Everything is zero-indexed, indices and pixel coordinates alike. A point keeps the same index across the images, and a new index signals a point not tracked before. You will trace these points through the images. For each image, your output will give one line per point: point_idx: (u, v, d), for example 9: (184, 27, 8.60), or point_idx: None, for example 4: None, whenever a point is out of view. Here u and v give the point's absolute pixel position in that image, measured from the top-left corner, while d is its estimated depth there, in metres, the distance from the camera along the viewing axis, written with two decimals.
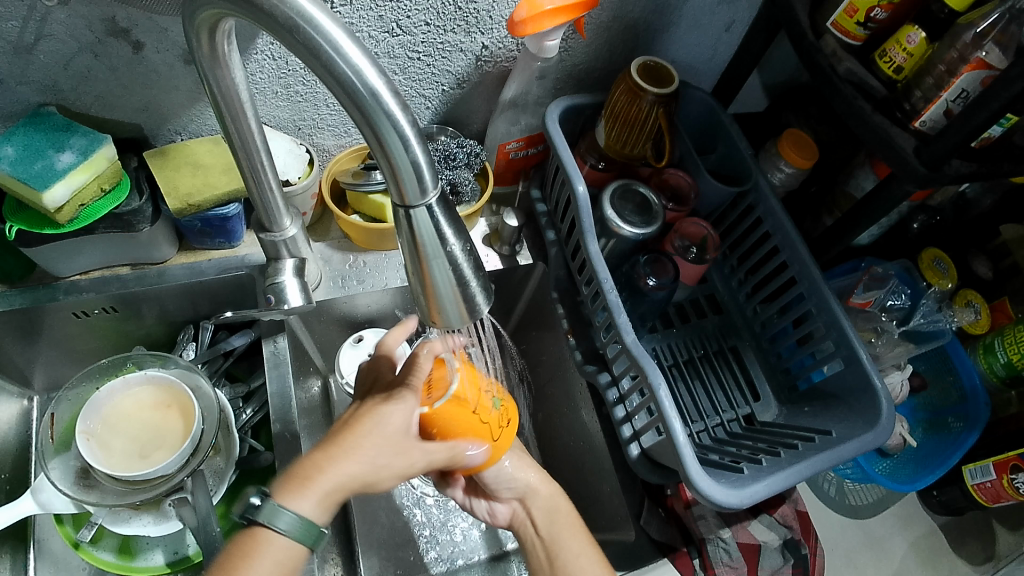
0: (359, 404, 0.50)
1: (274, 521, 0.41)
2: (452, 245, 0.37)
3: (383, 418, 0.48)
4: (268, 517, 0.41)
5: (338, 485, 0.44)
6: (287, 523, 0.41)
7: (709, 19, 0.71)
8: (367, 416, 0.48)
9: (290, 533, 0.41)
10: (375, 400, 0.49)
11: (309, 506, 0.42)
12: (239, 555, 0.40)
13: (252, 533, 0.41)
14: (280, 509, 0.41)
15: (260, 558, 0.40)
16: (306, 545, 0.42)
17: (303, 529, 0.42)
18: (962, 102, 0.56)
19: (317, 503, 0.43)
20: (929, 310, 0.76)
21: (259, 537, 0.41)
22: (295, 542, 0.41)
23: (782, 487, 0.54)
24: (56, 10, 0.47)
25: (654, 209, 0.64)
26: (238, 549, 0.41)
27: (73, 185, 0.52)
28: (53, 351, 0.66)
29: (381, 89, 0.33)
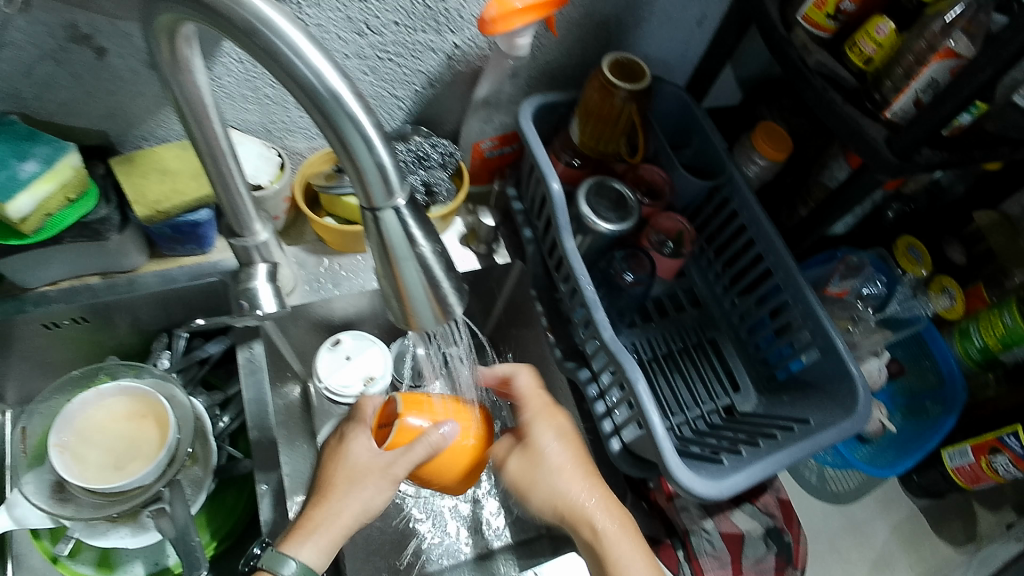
0: (335, 443, 0.55)
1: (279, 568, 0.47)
2: (422, 247, 0.37)
3: (346, 457, 0.53)
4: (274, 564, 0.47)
5: (329, 528, 0.51)
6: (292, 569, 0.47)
7: (680, 14, 0.71)
8: (343, 458, 0.53)
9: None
10: (348, 440, 0.54)
11: (308, 553, 0.49)
12: None
13: None
14: (284, 558, 0.48)
15: None
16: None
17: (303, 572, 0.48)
18: (930, 92, 0.57)
19: (313, 548, 0.49)
20: (904, 296, 0.78)
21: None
22: None
23: (762, 477, 0.55)
24: (14, 18, 0.46)
25: (630, 205, 0.64)
26: None
27: (38, 195, 0.51)
28: (25, 364, 0.65)
29: (342, 91, 0.33)
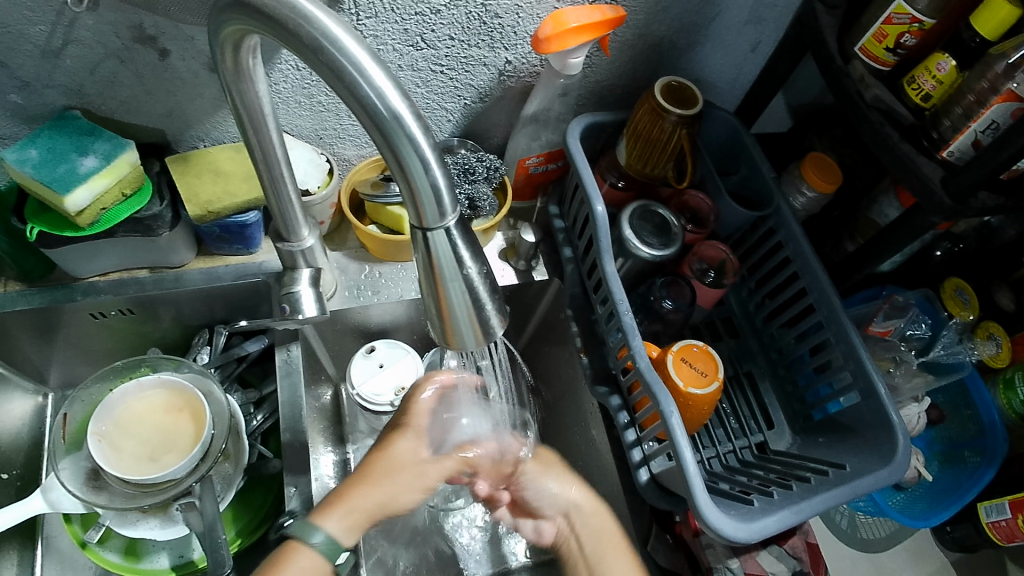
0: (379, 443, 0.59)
1: (309, 537, 0.48)
2: (469, 269, 0.37)
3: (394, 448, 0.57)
4: (305, 533, 0.48)
5: (361, 505, 0.52)
6: (320, 540, 0.48)
7: (735, 39, 0.71)
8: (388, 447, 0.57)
9: (319, 548, 0.48)
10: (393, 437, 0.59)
11: (336, 525, 0.50)
12: (276, 563, 0.46)
13: (290, 544, 0.48)
14: (314, 528, 0.48)
15: (291, 565, 0.46)
16: (332, 563, 0.48)
17: (331, 545, 0.48)
18: (991, 134, 0.55)
19: (341, 520, 0.50)
20: (949, 342, 0.74)
21: (294, 550, 0.47)
22: (322, 556, 0.47)
23: (792, 522, 0.52)
24: (84, 16, 0.48)
25: (673, 231, 0.63)
26: (276, 557, 0.46)
27: (96, 189, 0.53)
28: (69, 350, 0.67)
29: (403, 111, 0.33)
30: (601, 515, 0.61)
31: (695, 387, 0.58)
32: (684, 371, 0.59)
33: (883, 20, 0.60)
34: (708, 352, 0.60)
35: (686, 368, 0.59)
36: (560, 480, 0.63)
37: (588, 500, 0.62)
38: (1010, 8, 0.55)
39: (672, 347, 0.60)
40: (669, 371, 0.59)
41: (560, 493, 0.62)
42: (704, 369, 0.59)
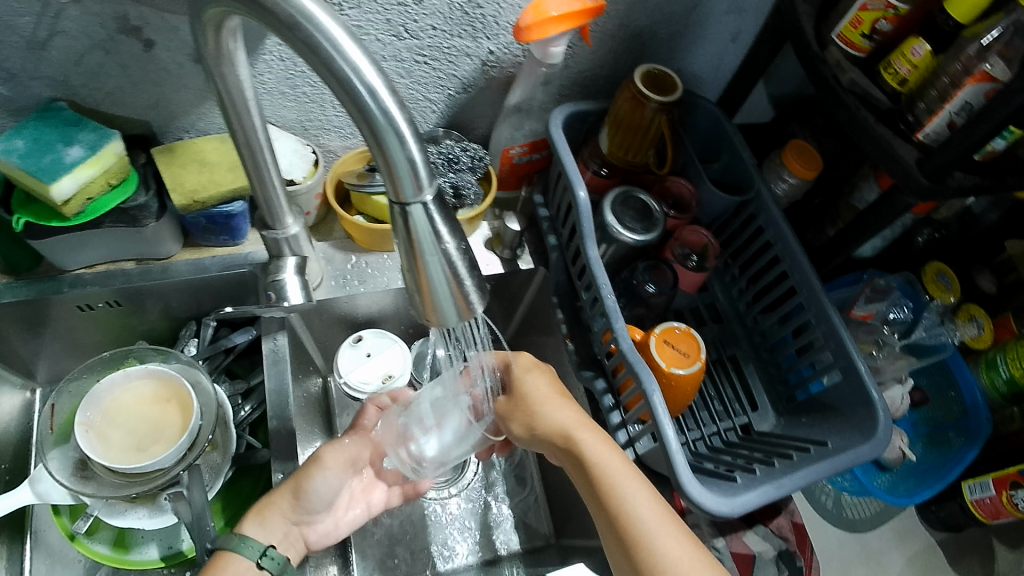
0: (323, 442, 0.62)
1: (233, 545, 0.52)
2: (447, 243, 0.38)
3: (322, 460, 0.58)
4: (232, 543, 0.52)
5: (274, 514, 0.55)
6: (244, 545, 0.52)
7: (715, 29, 0.72)
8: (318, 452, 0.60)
9: (248, 554, 0.51)
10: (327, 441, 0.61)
11: (252, 531, 0.54)
12: (204, 574, 0.50)
13: (218, 556, 0.52)
14: (235, 537, 0.52)
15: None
16: (254, 561, 0.51)
17: (252, 548, 0.52)
18: (965, 114, 0.56)
19: (257, 527, 0.54)
20: (931, 324, 0.75)
21: (226, 558, 0.51)
22: (245, 559, 0.51)
23: (774, 497, 0.53)
24: (69, 7, 0.49)
25: (656, 216, 0.64)
26: (205, 570, 0.51)
27: (81, 179, 0.53)
28: (58, 343, 0.67)
29: (379, 87, 0.34)
30: (594, 435, 0.55)
31: (679, 367, 0.59)
32: (668, 353, 0.60)
33: (857, 6, 0.61)
34: (691, 333, 0.61)
35: (669, 348, 0.60)
36: (542, 405, 0.57)
37: (576, 422, 0.56)
38: None
39: (655, 329, 0.61)
40: (652, 351, 0.60)
41: (551, 418, 0.56)
42: (687, 351, 0.60)
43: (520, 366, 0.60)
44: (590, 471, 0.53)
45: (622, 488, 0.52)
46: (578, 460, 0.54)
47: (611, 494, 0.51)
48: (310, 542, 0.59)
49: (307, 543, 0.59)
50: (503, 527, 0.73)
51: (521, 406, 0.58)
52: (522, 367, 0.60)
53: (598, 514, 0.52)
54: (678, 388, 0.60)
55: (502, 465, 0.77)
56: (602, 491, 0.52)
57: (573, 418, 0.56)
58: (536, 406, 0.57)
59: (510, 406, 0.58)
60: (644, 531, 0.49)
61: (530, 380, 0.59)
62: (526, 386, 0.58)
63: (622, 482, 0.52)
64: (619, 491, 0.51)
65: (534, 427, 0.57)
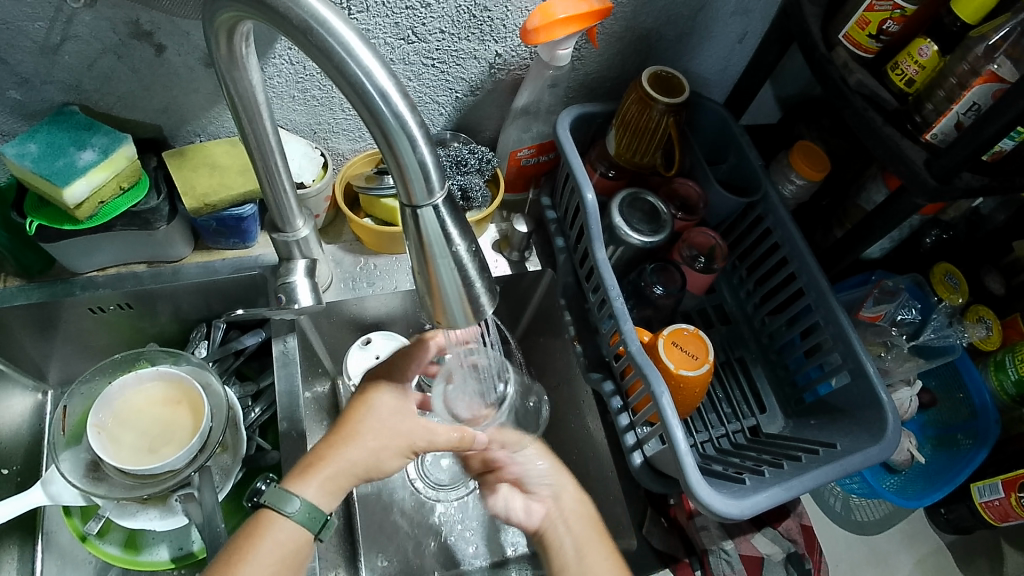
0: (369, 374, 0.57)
1: (286, 507, 0.49)
2: (458, 246, 0.38)
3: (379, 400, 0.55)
4: (282, 503, 0.49)
5: (339, 473, 0.52)
6: (298, 511, 0.49)
7: (721, 30, 0.72)
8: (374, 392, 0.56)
9: (296, 518, 0.49)
10: (382, 376, 0.57)
11: (314, 492, 0.50)
12: (252, 534, 0.48)
13: (264, 515, 0.49)
14: (290, 496, 0.49)
15: (266, 539, 0.48)
16: (311, 532, 0.49)
17: (309, 516, 0.49)
18: (973, 115, 0.56)
19: (321, 489, 0.51)
20: (939, 325, 0.75)
21: (271, 520, 0.48)
22: (301, 526, 0.49)
23: (783, 499, 0.53)
24: (81, 12, 0.49)
25: (663, 218, 0.64)
26: (251, 528, 0.48)
27: (94, 182, 0.54)
28: (69, 346, 0.68)
29: (390, 91, 0.34)
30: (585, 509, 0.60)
31: (687, 369, 0.59)
32: (676, 355, 0.60)
33: (865, 7, 0.61)
34: (699, 335, 0.61)
35: (676, 351, 0.60)
36: (552, 472, 0.62)
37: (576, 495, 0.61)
38: None
39: (663, 332, 0.61)
40: (660, 353, 0.60)
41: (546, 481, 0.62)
42: (695, 352, 0.60)
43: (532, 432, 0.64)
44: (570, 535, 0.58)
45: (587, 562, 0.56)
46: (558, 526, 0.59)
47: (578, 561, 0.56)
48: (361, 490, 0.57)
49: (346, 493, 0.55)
50: (511, 528, 0.73)
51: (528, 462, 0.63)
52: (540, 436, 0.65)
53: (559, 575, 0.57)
54: (685, 391, 0.60)
55: None
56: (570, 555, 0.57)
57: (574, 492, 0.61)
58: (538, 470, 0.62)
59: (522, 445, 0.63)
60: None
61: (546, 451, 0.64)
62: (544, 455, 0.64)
63: (597, 555, 0.57)
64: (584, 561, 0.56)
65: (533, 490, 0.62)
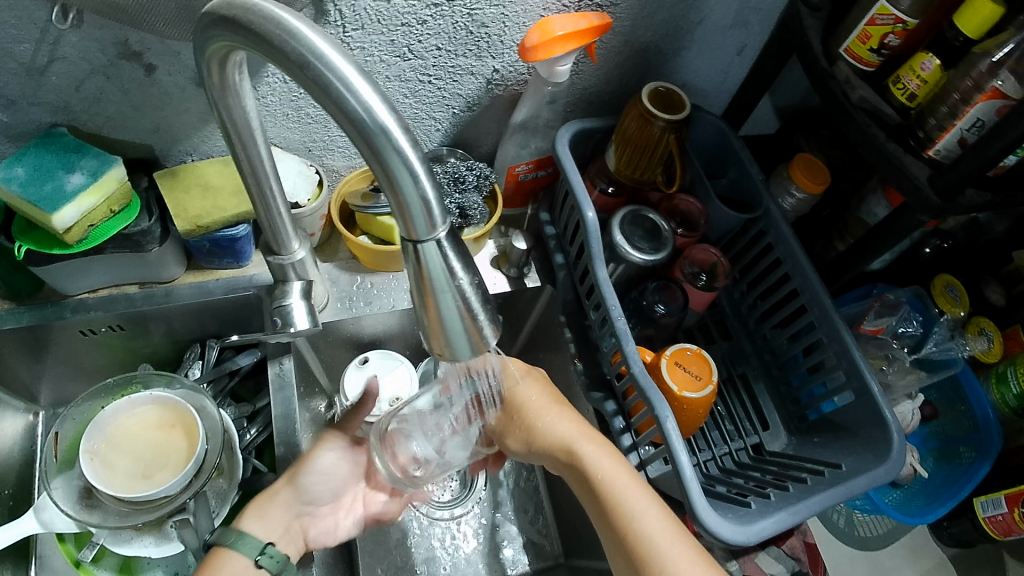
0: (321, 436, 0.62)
1: (229, 541, 0.51)
2: (461, 279, 0.37)
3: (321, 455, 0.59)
4: (230, 540, 0.51)
5: (268, 503, 0.55)
6: (240, 542, 0.51)
7: (721, 42, 0.71)
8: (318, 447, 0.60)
9: (246, 551, 0.51)
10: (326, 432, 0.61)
11: (252, 523, 0.53)
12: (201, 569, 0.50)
13: (214, 552, 0.51)
14: (231, 533, 0.52)
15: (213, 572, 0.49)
16: (252, 559, 0.51)
17: (251, 545, 0.51)
18: (976, 131, 0.56)
19: (255, 519, 0.53)
20: (941, 338, 0.75)
21: (223, 556, 0.50)
22: (243, 555, 0.51)
23: (789, 524, 0.53)
24: (68, 34, 0.48)
25: (664, 235, 0.64)
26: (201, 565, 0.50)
27: (83, 207, 0.52)
28: (60, 367, 0.67)
29: (391, 125, 0.33)
30: (596, 446, 0.55)
31: (692, 390, 0.59)
32: (678, 375, 0.59)
33: (866, 21, 0.60)
34: (702, 356, 0.61)
35: (680, 371, 0.59)
36: (540, 416, 0.58)
37: (578, 433, 0.56)
38: (992, 7, 0.56)
39: (666, 351, 0.60)
40: (663, 374, 0.59)
41: (551, 430, 0.57)
42: (699, 372, 0.60)
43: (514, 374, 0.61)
44: (591, 483, 0.53)
45: (629, 509, 0.51)
46: (578, 474, 0.54)
47: (615, 507, 0.51)
48: (311, 538, 0.58)
49: (307, 539, 0.57)
50: (512, 547, 0.73)
51: (519, 417, 0.59)
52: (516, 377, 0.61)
53: (603, 526, 0.52)
54: (689, 412, 0.59)
55: (510, 483, 0.77)
56: (609, 509, 0.51)
57: (574, 429, 0.57)
58: (534, 416, 0.58)
59: (506, 417, 0.60)
60: (654, 549, 0.48)
61: (525, 391, 0.60)
62: (521, 395, 0.60)
63: (635, 501, 0.51)
64: (626, 503, 0.51)
65: (532, 439, 0.58)
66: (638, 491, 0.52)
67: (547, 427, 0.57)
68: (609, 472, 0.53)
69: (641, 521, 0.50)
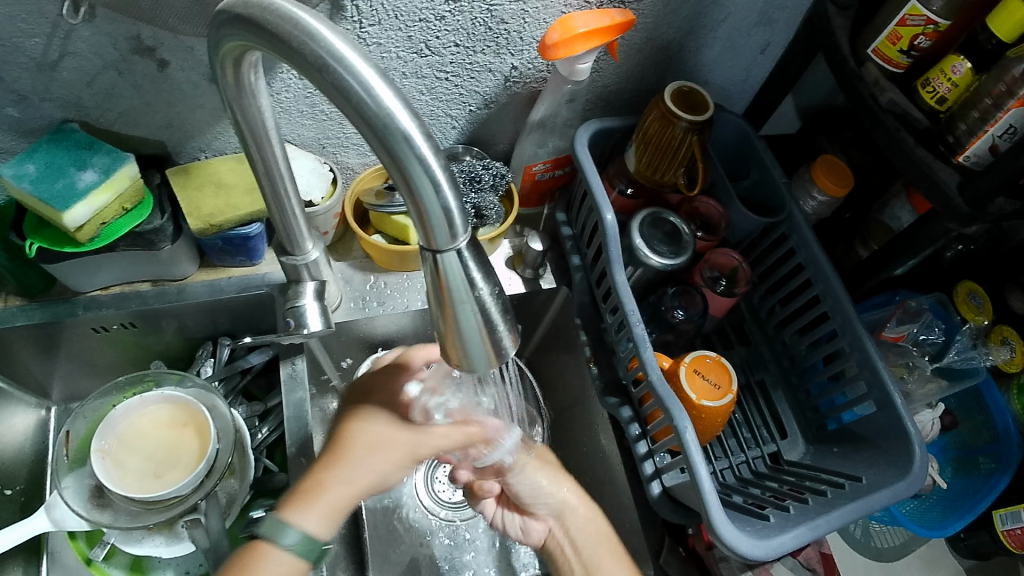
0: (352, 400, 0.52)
1: (280, 537, 0.42)
2: (481, 290, 0.35)
3: (368, 425, 0.49)
4: (273, 533, 0.42)
5: (327, 497, 0.45)
6: (292, 539, 0.42)
7: (744, 41, 0.69)
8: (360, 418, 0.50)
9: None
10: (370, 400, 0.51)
11: (311, 523, 0.44)
12: (241, 567, 0.42)
13: (256, 547, 0.43)
14: (285, 526, 0.43)
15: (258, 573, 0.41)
16: (307, 561, 0.43)
17: (305, 542, 0.43)
18: (1009, 138, 0.54)
19: (318, 518, 0.44)
20: (964, 347, 0.72)
21: (262, 550, 0.42)
22: (297, 557, 0.43)
23: (809, 539, 0.52)
24: (80, 28, 0.47)
25: (684, 239, 0.62)
26: (239, 561, 0.42)
27: (95, 205, 0.52)
28: (72, 364, 0.66)
29: (412, 132, 0.32)
30: (593, 513, 0.62)
31: (712, 398, 0.57)
32: (697, 384, 0.58)
33: (896, 22, 0.58)
34: (722, 364, 0.59)
35: (699, 379, 0.58)
36: (550, 483, 0.62)
37: (580, 500, 0.62)
38: None
39: (685, 358, 0.59)
40: (680, 384, 0.58)
41: (558, 497, 0.62)
42: (718, 380, 0.59)
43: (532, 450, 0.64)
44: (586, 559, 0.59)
45: None
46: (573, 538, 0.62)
47: None
48: None
49: None
50: (524, 550, 0.72)
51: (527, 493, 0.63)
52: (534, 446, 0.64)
53: None
54: (707, 421, 0.59)
55: None
56: None
57: (576, 498, 0.62)
58: (537, 504, 0.62)
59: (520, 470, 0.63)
60: None
61: (537, 474, 0.62)
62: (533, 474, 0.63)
63: None
64: None
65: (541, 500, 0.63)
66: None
67: (551, 506, 0.62)
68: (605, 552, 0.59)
69: None
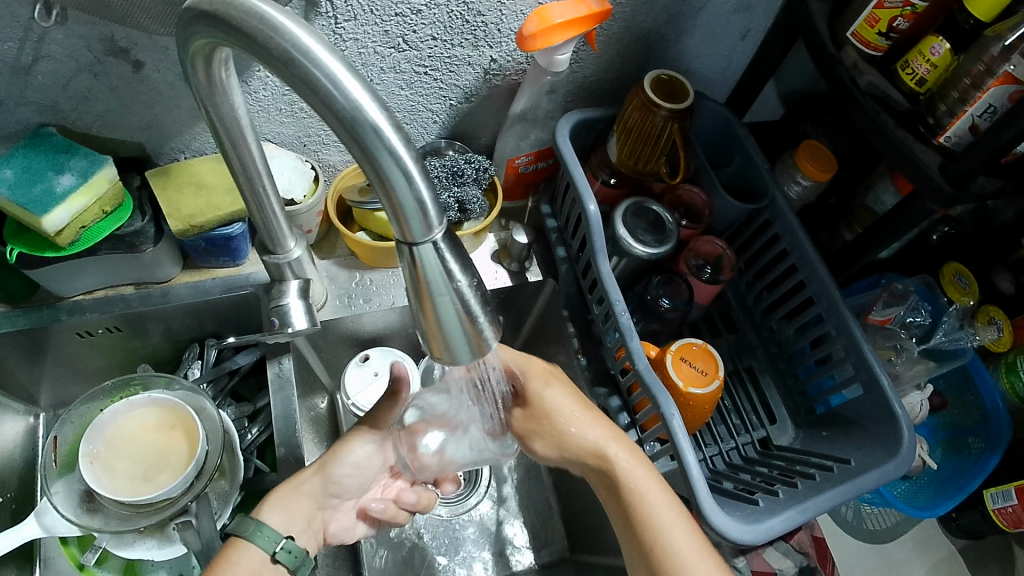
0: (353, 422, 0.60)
1: (247, 532, 0.48)
2: (459, 281, 0.35)
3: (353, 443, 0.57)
4: (246, 529, 0.48)
5: (293, 496, 0.52)
6: (258, 534, 0.48)
7: (724, 28, 0.69)
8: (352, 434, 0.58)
9: (261, 543, 0.47)
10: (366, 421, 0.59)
11: (273, 516, 0.50)
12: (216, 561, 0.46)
13: (231, 542, 0.48)
14: (252, 523, 0.48)
15: (231, 563, 0.46)
16: (270, 553, 0.47)
17: (269, 538, 0.48)
18: (988, 118, 0.54)
19: (276, 512, 0.50)
20: (950, 328, 0.73)
21: (237, 546, 0.47)
22: (261, 549, 0.47)
23: (799, 522, 0.52)
24: (52, 31, 0.46)
25: (668, 228, 0.62)
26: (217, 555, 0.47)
27: (73, 208, 0.51)
28: (59, 370, 0.66)
29: (382, 123, 0.31)
30: (626, 451, 0.54)
31: (699, 385, 0.58)
32: (684, 371, 0.58)
33: (874, 4, 0.58)
34: (709, 351, 0.60)
35: (686, 367, 0.59)
36: (567, 420, 0.56)
37: (606, 437, 0.55)
38: None
39: (672, 346, 0.59)
40: (668, 371, 0.58)
41: (579, 435, 0.55)
42: (705, 367, 0.59)
43: (538, 378, 0.57)
44: (622, 495, 0.52)
45: (657, 520, 0.50)
46: (604, 480, 0.54)
47: (645, 528, 0.50)
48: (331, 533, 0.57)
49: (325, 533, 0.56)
50: (518, 543, 0.72)
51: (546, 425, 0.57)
52: (539, 379, 0.57)
53: (629, 540, 0.51)
54: (695, 408, 0.59)
55: (515, 478, 0.76)
56: (637, 526, 0.51)
57: (601, 434, 0.55)
58: (560, 425, 0.56)
59: (531, 421, 0.58)
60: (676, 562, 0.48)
61: (551, 396, 0.57)
62: (546, 400, 0.57)
63: (659, 511, 0.51)
64: (652, 517, 0.50)
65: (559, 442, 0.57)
66: (665, 508, 0.50)
67: (573, 434, 0.55)
68: (642, 485, 0.52)
69: (665, 535, 0.49)
